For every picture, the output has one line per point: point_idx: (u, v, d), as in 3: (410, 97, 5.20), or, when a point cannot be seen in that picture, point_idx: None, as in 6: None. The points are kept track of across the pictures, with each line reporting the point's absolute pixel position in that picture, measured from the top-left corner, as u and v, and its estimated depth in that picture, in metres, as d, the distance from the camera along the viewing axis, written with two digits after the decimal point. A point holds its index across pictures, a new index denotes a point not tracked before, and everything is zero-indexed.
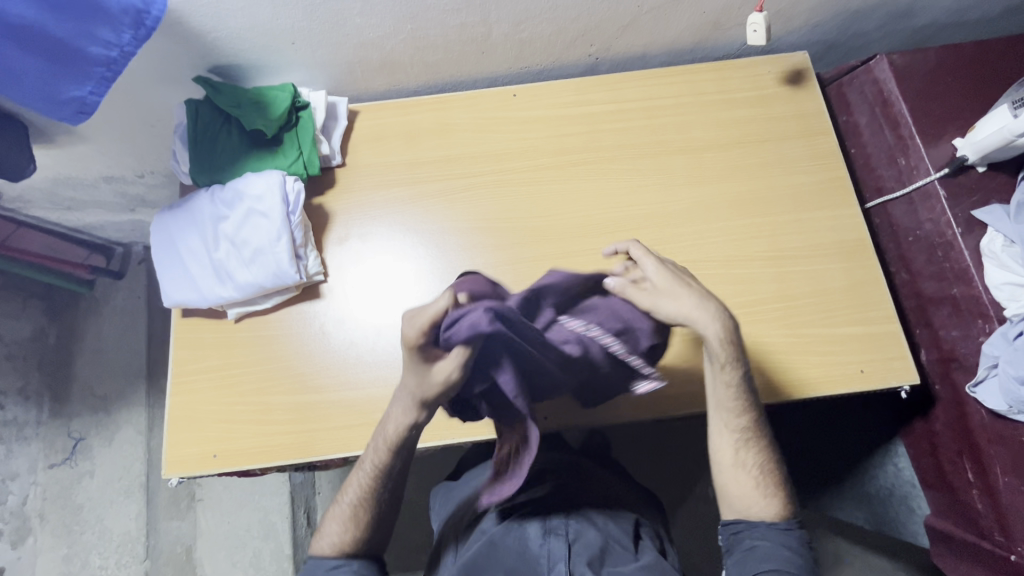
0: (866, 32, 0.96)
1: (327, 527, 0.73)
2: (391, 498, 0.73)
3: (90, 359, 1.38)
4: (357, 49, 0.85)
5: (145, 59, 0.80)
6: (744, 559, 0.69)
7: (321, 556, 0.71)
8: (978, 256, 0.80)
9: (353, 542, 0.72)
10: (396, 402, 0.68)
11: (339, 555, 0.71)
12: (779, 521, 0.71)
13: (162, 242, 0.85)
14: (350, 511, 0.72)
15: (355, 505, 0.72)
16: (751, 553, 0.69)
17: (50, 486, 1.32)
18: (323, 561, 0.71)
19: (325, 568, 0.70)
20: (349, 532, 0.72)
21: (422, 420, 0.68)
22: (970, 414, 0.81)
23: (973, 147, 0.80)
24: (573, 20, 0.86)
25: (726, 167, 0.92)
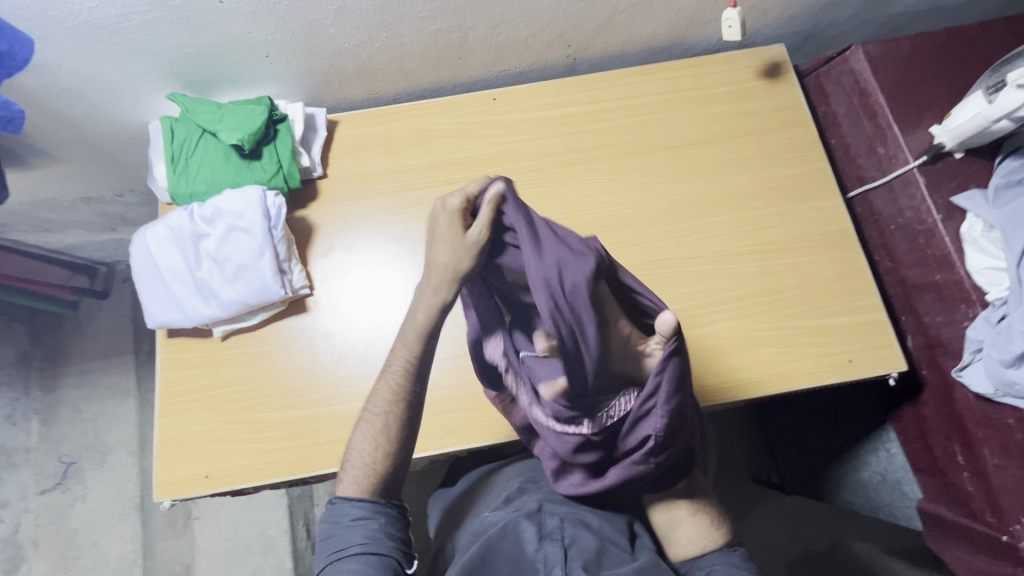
0: (842, 22, 0.97)
1: (354, 454, 0.67)
2: (420, 403, 0.68)
3: (78, 382, 1.36)
4: (332, 58, 0.84)
5: (117, 74, 0.79)
6: None
7: (345, 498, 0.67)
8: (958, 243, 0.81)
9: (381, 465, 0.66)
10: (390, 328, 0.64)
11: (362, 503, 0.66)
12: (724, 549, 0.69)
13: (142, 261, 0.84)
14: (380, 424, 0.66)
15: (385, 419, 0.66)
16: None
17: (43, 512, 1.30)
18: (347, 507, 0.66)
19: (350, 517, 0.65)
20: (380, 454, 0.66)
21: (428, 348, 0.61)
22: (958, 398, 0.82)
23: (950, 133, 0.81)
24: (548, 22, 0.86)
25: (709, 163, 0.92)
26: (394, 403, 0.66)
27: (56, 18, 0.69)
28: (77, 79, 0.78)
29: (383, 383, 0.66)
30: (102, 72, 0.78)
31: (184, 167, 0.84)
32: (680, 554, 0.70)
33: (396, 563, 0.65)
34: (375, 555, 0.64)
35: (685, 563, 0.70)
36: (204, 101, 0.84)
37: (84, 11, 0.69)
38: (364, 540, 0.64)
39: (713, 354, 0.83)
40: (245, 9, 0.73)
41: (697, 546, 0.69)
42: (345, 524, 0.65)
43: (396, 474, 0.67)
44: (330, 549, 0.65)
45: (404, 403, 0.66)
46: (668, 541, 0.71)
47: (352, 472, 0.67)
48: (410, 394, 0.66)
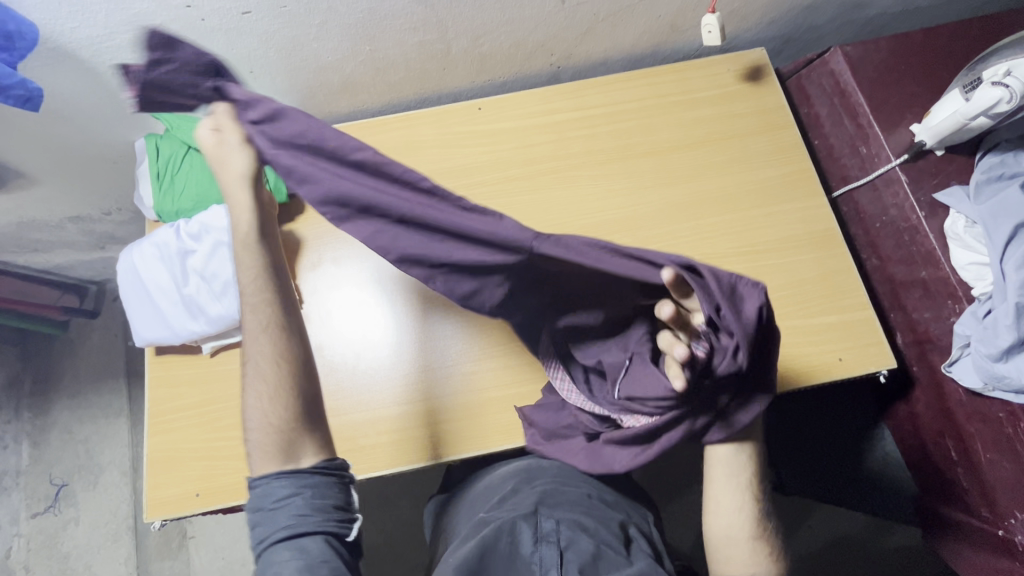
0: (821, 24, 0.98)
1: (252, 411, 0.65)
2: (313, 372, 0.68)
3: (70, 403, 1.35)
4: (317, 72, 0.84)
5: (101, 92, 0.79)
6: None
7: (263, 481, 0.63)
8: (942, 239, 0.81)
9: (282, 423, 0.64)
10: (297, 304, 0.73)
11: (284, 481, 0.63)
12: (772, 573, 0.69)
13: (128, 279, 0.84)
14: (277, 387, 0.65)
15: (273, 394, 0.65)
16: None
17: (35, 536, 1.28)
18: (268, 486, 0.63)
19: (272, 501, 0.62)
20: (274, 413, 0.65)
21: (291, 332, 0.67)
22: (948, 393, 0.82)
23: (929, 131, 0.82)
24: (531, 31, 0.86)
25: (694, 167, 0.93)
26: (280, 356, 0.66)
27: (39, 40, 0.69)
28: (61, 99, 0.78)
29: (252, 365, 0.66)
30: (86, 91, 0.78)
31: (169, 184, 0.84)
32: (726, 568, 0.70)
33: (333, 537, 0.63)
34: (305, 536, 0.61)
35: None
36: None
37: (66, 32, 0.69)
38: (291, 521, 0.61)
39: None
40: (228, 26, 0.74)
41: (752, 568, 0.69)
42: (268, 507, 0.62)
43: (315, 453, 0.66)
44: (256, 541, 0.62)
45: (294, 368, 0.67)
46: (716, 559, 0.71)
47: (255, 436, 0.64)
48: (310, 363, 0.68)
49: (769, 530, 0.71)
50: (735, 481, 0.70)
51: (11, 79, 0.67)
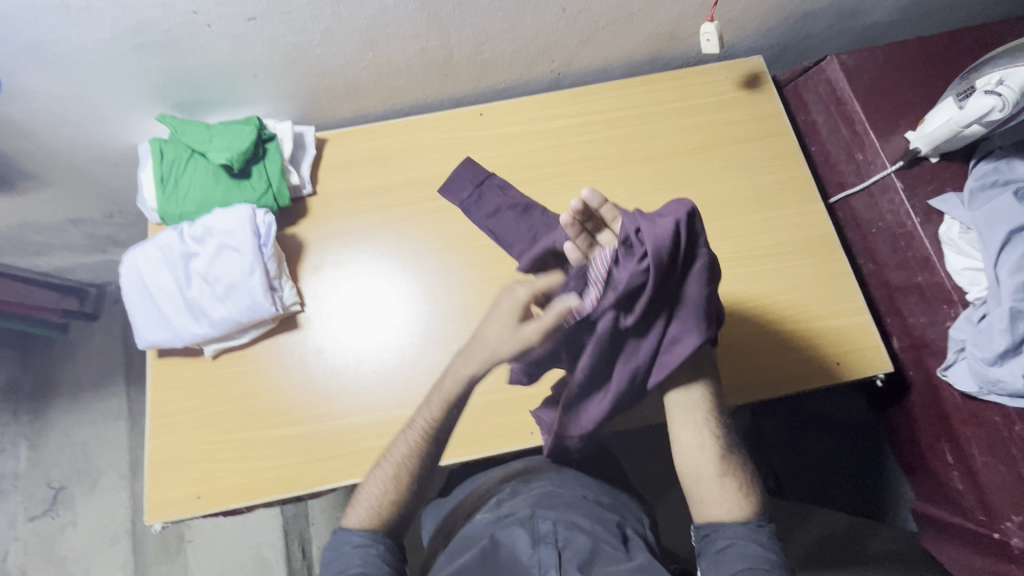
0: (818, 33, 1.00)
1: (363, 494, 0.70)
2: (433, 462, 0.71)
3: (68, 406, 1.35)
4: (320, 77, 0.85)
5: (105, 97, 0.80)
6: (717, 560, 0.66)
7: (347, 528, 0.68)
8: (938, 244, 0.82)
9: (387, 508, 0.69)
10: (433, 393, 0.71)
11: (364, 532, 0.67)
12: (750, 518, 0.68)
13: (131, 281, 0.84)
14: (392, 472, 0.69)
15: (397, 470, 0.69)
16: (724, 552, 0.66)
17: (32, 540, 1.28)
18: (349, 536, 0.68)
19: (352, 545, 0.67)
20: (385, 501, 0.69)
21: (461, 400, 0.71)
22: (944, 398, 0.83)
23: (925, 138, 0.83)
24: (532, 39, 0.88)
25: (693, 172, 0.94)
26: (407, 457, 0.70)
27: (46, 44, 0.70)
28: (67, 104, 0.79)
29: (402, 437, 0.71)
30: (90, 95, 0.79)
31: (174, 187, 0.84)
32: (706, 514, 0.69)
33: None
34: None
35: (710, 526, 0.68)
36: (193, 122, 0.85)
37: (73, 37, 0.70)
38: (364, 563, 0.66)
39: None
40: (233, 32, 0.75)
41: (722, 507, 0.68)
42: (347, 551, 0.67)
43: (400, 521, 0.70)
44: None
45: (422, 446, 0.70)
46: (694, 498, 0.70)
47: (363, 504, 0.69)
48: (424, 456, 0.70)
49: (735, 464, 0.69)
50: (690, 418, 0.70)
51: None
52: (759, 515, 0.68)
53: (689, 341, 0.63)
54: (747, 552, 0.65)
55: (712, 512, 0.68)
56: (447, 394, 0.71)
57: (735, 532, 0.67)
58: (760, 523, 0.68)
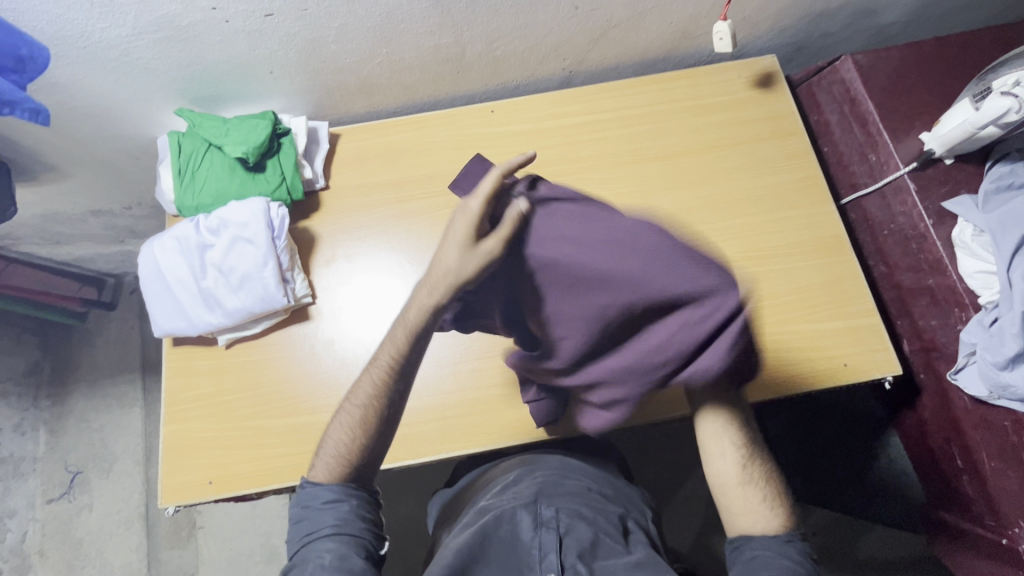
0: (833, 32, 0.99)
1: (331, 440, 0.68)
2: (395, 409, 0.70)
3: (86, 392, 1.38)
4: (335, 73, 0.87)
5: (127, 91, 0.82)
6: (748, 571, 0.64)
7: (316, 483, 0.66)
8: (950, 247, 0.82)
9: (354, 454, 0.67)
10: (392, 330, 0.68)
11: (334, 487, 0.66)
12: (781, 533, 0.66)
13: (148, 270, 0.86)
14: (360, 414, 0.68)
15: (365, 409, 0.68)
16: (753, 564, 0.64)
17: (49, 522, 1.31)
18: (318, 491, 0.66)
19: (321, 500, 0.65)
20: (352, 445, 0.67)
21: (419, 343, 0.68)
22: (954, 401, 0.83)
23: (939, 140, 0.83)
24: (544, 36, 0.88)
25: (703, 171, 0.94)
26: (372, 398, 0.68)
27: (71, 39, 0.72)
28: (89, 97, 0.81)
29: (366, 376, 0.69)
30: (112, 88, 0.81)
31: (191, 180, 0.86)
32: (738, 525, 0.67)
33: (368, 545, 0.65)
34: (350, 537, 0.64)
35: (742, 538, 0.67)
36: (210, 116, 0.86)
37: (97, 32, 0.72)
38: (337, 521, 0.64)
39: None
40: (250, 28, 0.76)
41: (751, 519, 0.67)
42: (318, 507, 0.65)
43: (365, 466, 0.68)
44: (301, 534, 0.65)
45: (385, 390, 0.68)
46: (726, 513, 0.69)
47: (326, 455, 0.68)
48: (389, 396, 0.68)
49: (760, 478, 0.68)
50: (714, 428, 0.68)
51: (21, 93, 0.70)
52: (790, 530, 0.66)
53: (729, 298, 0.47)
54: (774, 562, 0.63)
55: (742, 524, 0.67)
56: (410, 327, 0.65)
57: (765, 544, 0.65)
58: (791, 538, 0.65)
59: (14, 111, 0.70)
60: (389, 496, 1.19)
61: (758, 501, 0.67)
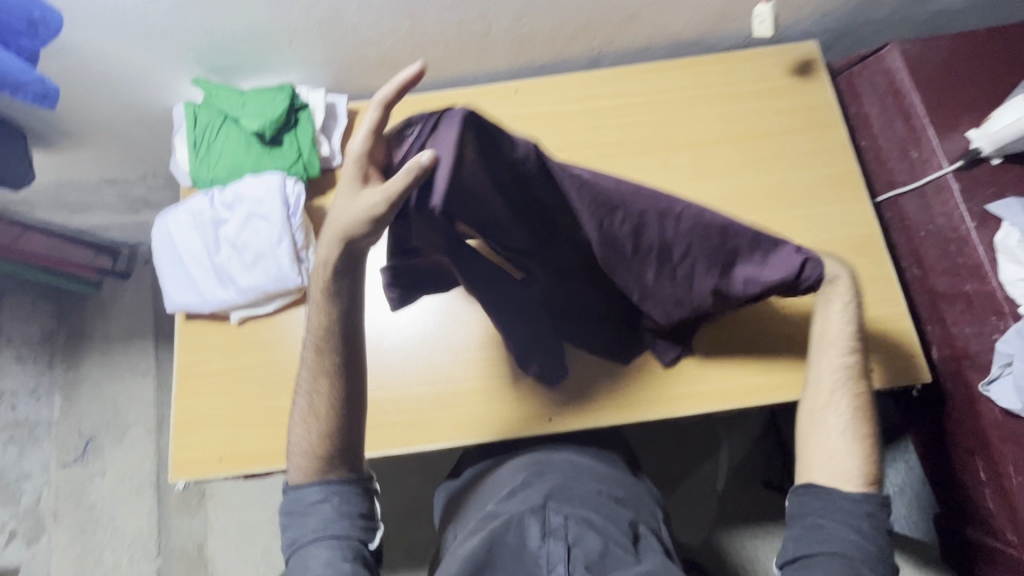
0: (879, 18, 0.94)
1: (296, 436, 0.68)
2: (353, 381, 0.68)
3: (100, 360, 1.39)
4: (356, 46, 0.84)
5: (142, 58, 0.80)
6: (804, 536, 0.67)
7: (297, 485, 0.66)
8: (993, 253, 0.78)
9: (320, 445, 0.67)
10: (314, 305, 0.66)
11: (314, 486, 0.66)
12: (872, 503, 0.67)
13: (162, 244, 0.85)
14: (308, 404, 0.67)
15: (312, 397, 0.67)
16: (813, 531, 0.66)
17: (63, 486, 1.33)
18: (300, 491, 0.66)
19: (306, 501, 0.65)
20: (316, 433, 0.67)
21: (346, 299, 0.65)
22: (982, 413, 0.79)
23: (988, 138, 0.78)
24: (575, 14, 0.84)
25: (733, 162, 0.90)
26: (318, 384, 0.67)
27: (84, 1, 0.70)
28: (103, 63, 0.79)
29: (305, 360, 0.68)
30: (128, 55, 0.79)
31: (206, 152, 0.84)
32: (819, 479, 0.70)
33: (359, 544, 0.65)
34: (334, 538, 0.64)
35: (824, 489, 0.68)
36: (227, 87, 0.84)
37: None
38: (319, 526, 0.64)
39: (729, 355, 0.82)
40: None
41: (841, 479, 0.68)
42: (301, 512, 0.65)
43: (341, 450, 0.67)
44: (288, 540, 0.65)
45: (328, 367, 0.67)
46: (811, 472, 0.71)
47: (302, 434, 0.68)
48: (339, 376, 0.67)
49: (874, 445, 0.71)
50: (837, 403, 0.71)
51: (29, 74, 0.67)
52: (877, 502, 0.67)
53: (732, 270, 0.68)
54: (836, 537, 0.65)
55: (824, 479, 0.69)
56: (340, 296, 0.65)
57: (839, 517, 0.66)
58: (870, 511, 0.66)
59: (17, 91, 0.68)
60: (396, 476, 1.19)
61: (854, 465, 0.69)
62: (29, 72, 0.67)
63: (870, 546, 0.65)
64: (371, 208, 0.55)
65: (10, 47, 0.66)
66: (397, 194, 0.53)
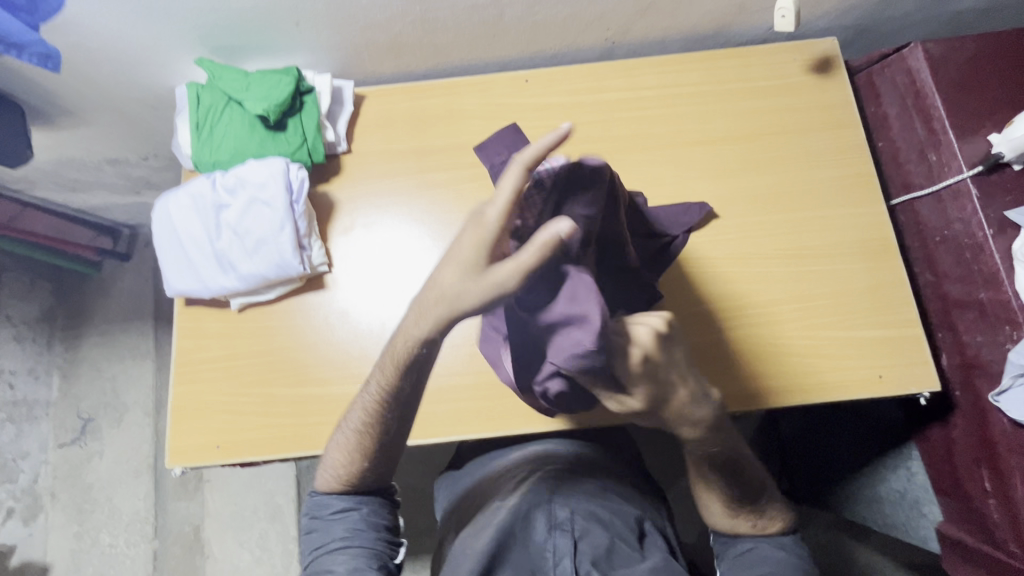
0: (902, 15, 0.91)
1: (330, 459, 0.68)
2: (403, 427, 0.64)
3: (99, 340, 1.38)
4: (364, 30, 0.81)
5: (145, 36, 0.78)
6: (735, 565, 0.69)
7: (325, 493, 0.69)
8: (1009, 260, 0.76)
9: (353, 475, 0.67)
10: (385, 354, 0.57)
11: (344, 497, 0.68)
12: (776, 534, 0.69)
13: (162, 227, 0.83)
14: (352, 442, 0.64)
15: (359, 437, 0.64)
16: (743, 557, 0.69)
17: (61, 465, 1.33)
18: (328, 500, 0.68)
19: (333, 510, 0.68)
20: (352, 467, 0.66)
21: (423, 356, 0.55)
22: (991, 423, 0.79)
23: (1009, 144, 0.76)
24: (589, 2, 0.82)
25: (746, 160, 0.88)
26: (367, 427, 0.63)
27: None
28: (104, 40, 0.77)
29: (360, 404, 0.63)
30: (130, 33, 0.77)
31: (209, 135, 0.83)
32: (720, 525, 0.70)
33: (383, 556, 0.68)
34: (358, 549, 0.66)
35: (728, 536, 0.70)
36: (231, 68, 0.82)
37: None
38: (346, 535, 0.67)
39: (734, 358, 0.81)
40: None
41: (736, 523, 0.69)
42: (325, 517, 0.68)
43: (371, 480, 0.68)
44: (313, 544, 0.68)
45: (384, 416, 0.61)
46: (711, 521, 0.70)
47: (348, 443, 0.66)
48: (385, 423, 0.62)
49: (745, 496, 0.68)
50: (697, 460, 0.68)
51: (31, 40, 0.70)
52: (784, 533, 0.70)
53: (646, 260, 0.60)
54: (768, 556, 0.67)
55: (728, 526, 0.70)
56: (399, 356, 0.56)
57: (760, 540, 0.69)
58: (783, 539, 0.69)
59: (21, 53, 0.71)
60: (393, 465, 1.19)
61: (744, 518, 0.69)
62: (31, 39, 0.70)
63: (796, 557, 0.68)
64: (499, 291, 0.47)
65: (8, 12, 0.67)
66: (527, 275, 0.47)
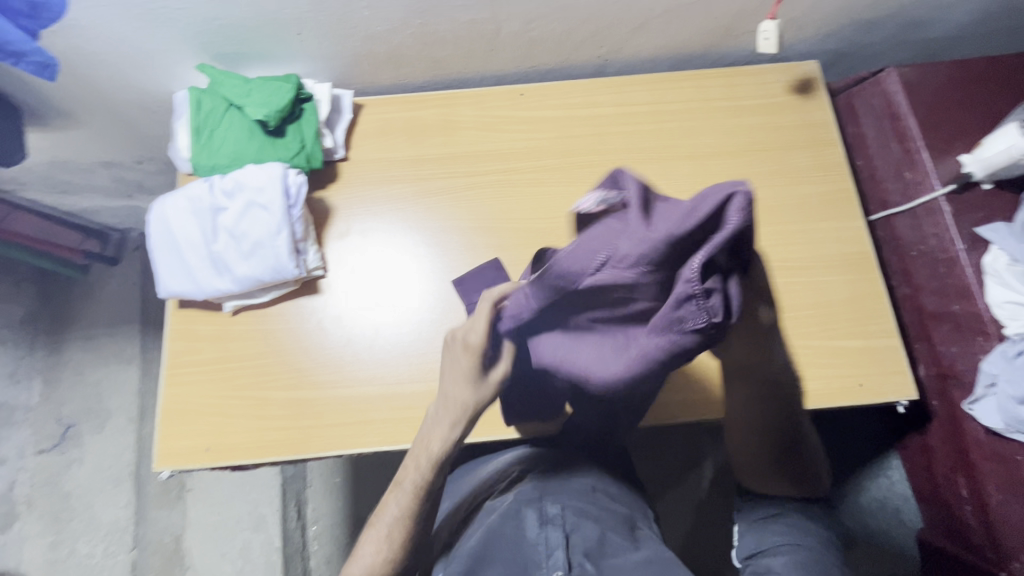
0: (879, 41, 0.96)
1: (360, 552, 0.67)
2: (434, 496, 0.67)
3: (83, 345, 1.36)
4: (364, 41, 0.84)
5: (147, 40, 0.79)
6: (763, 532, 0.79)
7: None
8: (980, 274, 0.80)
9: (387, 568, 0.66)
10: (438, 421, 0.65)
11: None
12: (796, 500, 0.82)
13: (158, 229, 0.84)
14: (388, 530, 0.66)
15: (396, 527, 0.66)
16: (770, 526, 0.80)
17: (39, 473, 1.30)
18: None
19: None
20: (383, 563, 0.66)
21: (465, 432, 0.66)
22: (966, 431, 0.81)
23: (980, 163, 0.80)
24: (584, 21, 0.85)
25: (732, 175, 0.92)
26: (405, 513, 0.67)
27: None
28: (106, 44, 0.78)
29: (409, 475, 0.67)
30: (133, 38, 0.78)
31: (207, 139, 0.84)
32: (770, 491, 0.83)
33: None
34: None
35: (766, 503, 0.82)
36: (232, 75, 0.83)
37: None
38: None
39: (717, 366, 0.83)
40: None
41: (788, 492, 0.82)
42: None
43: (407, 565, 0.67)
44: None
45: (422, 480, 0.66)
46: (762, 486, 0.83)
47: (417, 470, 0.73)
48: (435, 483, 0.67)
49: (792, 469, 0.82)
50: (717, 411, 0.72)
51: (31, 48, 0.70)
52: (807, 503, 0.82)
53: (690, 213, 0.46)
54: (789, 529, 0.78)
55: (775, 494, 0.83)
56: (455, 419, 0.65)
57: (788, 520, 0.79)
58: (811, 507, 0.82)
59: (20, 61, 0.71)
60: None
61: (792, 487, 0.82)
62: (31, 47, 0.70)
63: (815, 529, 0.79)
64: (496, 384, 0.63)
65: (10, 18, 0.67)
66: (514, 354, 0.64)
